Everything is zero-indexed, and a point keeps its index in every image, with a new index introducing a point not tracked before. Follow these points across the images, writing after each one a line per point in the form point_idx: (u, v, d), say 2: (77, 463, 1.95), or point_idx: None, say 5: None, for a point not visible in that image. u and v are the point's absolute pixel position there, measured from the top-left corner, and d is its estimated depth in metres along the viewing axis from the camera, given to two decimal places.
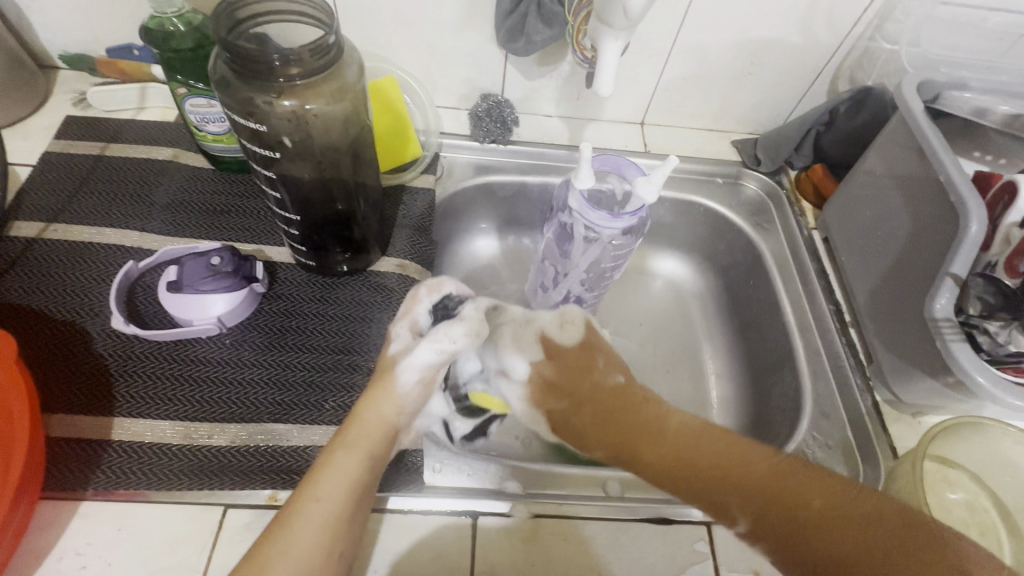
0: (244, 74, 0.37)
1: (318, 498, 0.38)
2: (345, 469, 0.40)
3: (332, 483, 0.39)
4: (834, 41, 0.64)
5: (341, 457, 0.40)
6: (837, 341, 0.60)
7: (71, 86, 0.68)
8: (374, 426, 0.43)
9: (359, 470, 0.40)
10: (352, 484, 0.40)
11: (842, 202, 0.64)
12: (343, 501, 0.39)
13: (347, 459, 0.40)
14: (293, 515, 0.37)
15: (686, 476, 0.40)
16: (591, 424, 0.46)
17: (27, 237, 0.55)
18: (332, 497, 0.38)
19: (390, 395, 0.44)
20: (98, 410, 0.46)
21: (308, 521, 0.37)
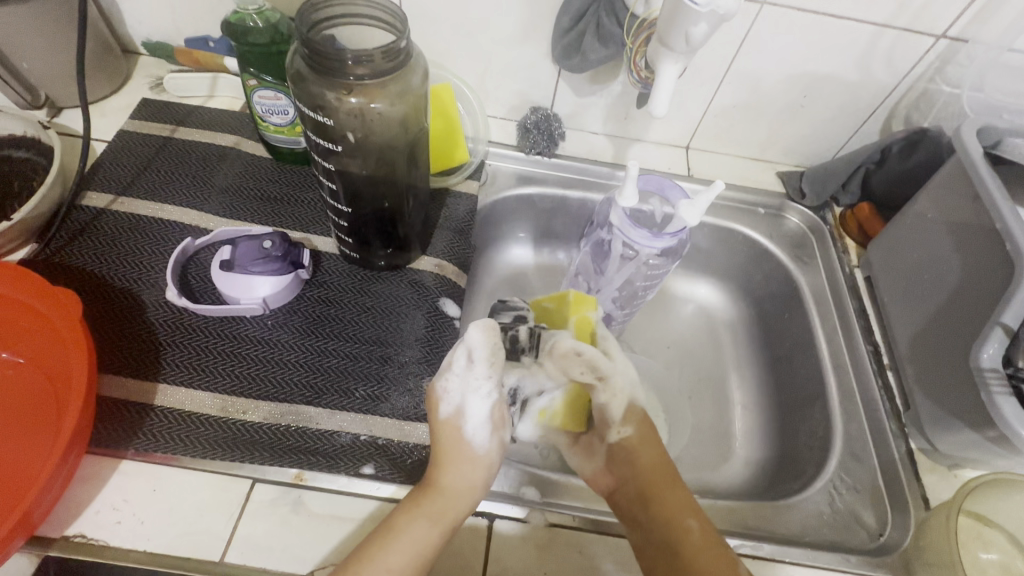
0: (317, 70, 0.39)
1: (388, 570, 0.40)
2: (419, 537, 0.41)
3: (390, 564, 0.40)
4: (891, 81, 0.64)
5: (410, 528, 0.42)
6: (873, 382, 0.59)
7: (149, 71, 0.72)
8: (434, 511, 0.43)
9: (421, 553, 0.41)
10: (419, 560, 0.41)
11: (887, 242, 0.63)
12: (410, 570, 0.40)
13: (421, 528, 0.42)
14: (360, 569, 0.39)
15: (674, 549, 0.44)
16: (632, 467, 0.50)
17: (97, 207, 0.58)
18: (400, 565, 0.40)
19: (468, 464, 0.46)
20: (146, 375, 0.49)
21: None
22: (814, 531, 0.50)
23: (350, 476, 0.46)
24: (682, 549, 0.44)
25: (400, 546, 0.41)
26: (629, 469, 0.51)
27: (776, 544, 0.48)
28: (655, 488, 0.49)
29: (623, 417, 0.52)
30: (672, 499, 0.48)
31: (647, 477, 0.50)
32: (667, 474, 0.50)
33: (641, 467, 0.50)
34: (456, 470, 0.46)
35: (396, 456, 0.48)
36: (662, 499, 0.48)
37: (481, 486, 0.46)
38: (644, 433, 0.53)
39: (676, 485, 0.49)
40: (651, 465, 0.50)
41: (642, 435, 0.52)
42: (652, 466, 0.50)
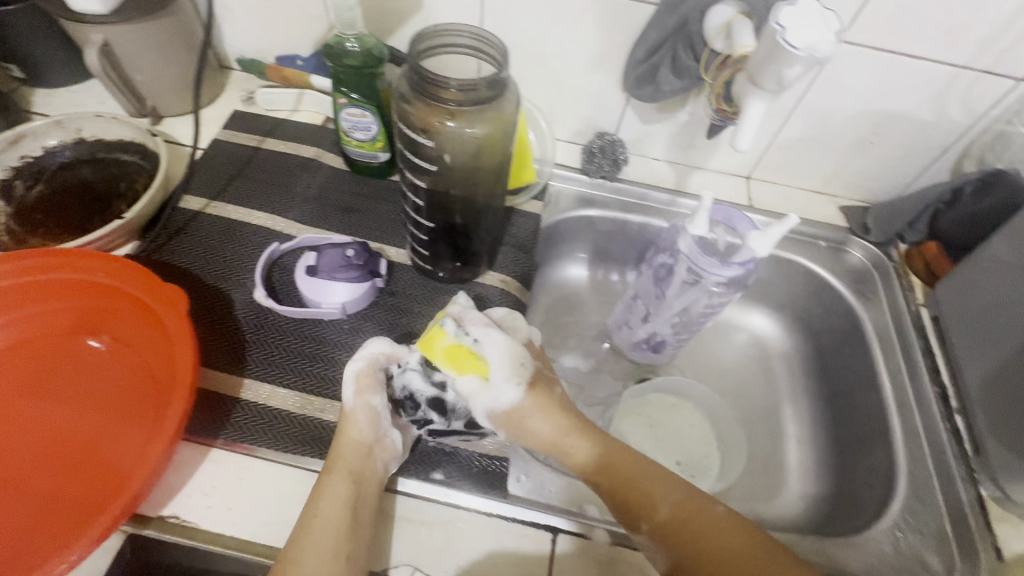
0: (424, 96, 0.42)
1: (316, 528, 0.42)
2: (334, 495, 0.44)
3: (308, 552, 0.41)
4: (966, 121, 0.63)
5: (319, 506, 0.44)
6: (940, 425, 0.57)
7: (241, 86, 0.77)
8: (329, 497, 0.44)
9: (331, 534, 0.42)
10: (339, 512, 0.43)
11: (956, 283, 0.62)
12: (340, 518, 0.43)
13: (336, 485, 0.44)
14: (296, 542, 0.42)
15: (653, 523, 0.46)
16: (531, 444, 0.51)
17: (193, 209, 0.63)
18: (326, 521, 0.42)
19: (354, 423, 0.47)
20: (233, 370, 0.52)
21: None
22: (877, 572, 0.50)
23: (422, 480, 0.49)
24: (657, 521, 0.46)
25: (316, 523, 0.43)
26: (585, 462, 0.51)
27: None
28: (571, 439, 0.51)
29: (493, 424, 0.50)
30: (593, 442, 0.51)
31: (604, 466, 0.50)
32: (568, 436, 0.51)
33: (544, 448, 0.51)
34: (340, 439, 0.47)
35: (464, 464, 0.50)
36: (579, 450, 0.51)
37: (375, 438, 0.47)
38: (531, 423, 0.50)
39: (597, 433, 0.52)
40: (544, 438, 0.51)
41: (523, 425, 0.50)
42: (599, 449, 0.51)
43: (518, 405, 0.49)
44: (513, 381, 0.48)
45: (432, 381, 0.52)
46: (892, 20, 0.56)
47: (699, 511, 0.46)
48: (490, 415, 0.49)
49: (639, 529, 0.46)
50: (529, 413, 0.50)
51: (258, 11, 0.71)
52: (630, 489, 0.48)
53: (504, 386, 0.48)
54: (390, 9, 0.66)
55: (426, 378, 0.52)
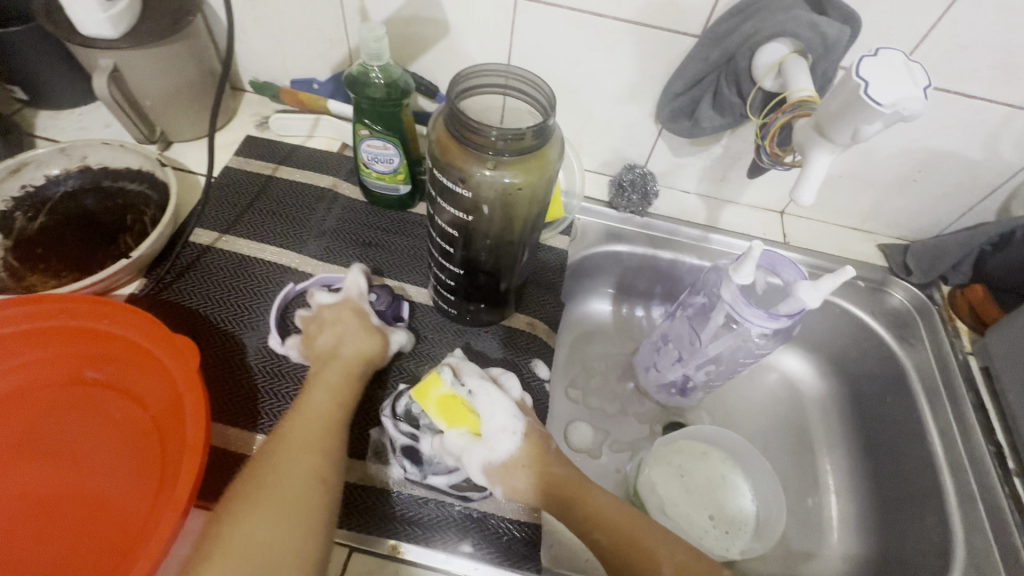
0: (463, 145, 0.39)
1: (300, 426, 0.43)
2: (317, 399, 0.45)
3: (296, 446, 0.41)
4: (1019, 162, 0.60)
5: (308, 405, 0.45)
6: (998, 488, 0.54)
7: (253, 109, 0.74)
8: (323, 393, 0.46)
9: (317, 434, 0.43)
10: (324, 414, 0.44)
11: (1011, 333, 0.58)
12: (323, 420, 0.44)
13: (320, 391, 0.46)
14: (278, 440, 0.42)
15: None
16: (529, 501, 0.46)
17: (203, 244, 0.60)
18: (311, 422, 0.43)
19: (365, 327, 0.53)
20: (246, 425, 0.49)
21: (278, 484, 0.39)
22: None
23: (448, 552, 0.45)
24: None
25: (305, 421, 0.43)
26: (592, 531, 0.44)
27: None
28: (577, 495, 0.45)
29: (488, 479, 0.46)
30: (598, 499, 0.45)
31: (615, 535, 0.43)
32: (569, 487, 0.46)
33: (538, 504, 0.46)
34: (356, 342, 0.51)
35: (494, 533, 0.46)
36: (580, 509, 0.45)
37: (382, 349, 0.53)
38: (525, 477, 0.46)
39: (594, 486, 0.46)
40: (546, 496, 0.45)
41: (518, 477, 0.46)
42: (606, 513, 0.44)
43: (511, 457, 0.46)
44: (510, 427, 0.47)
45: (401, 429, 0.49)
46: (950, 58, 0.52)
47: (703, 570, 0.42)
48: (489, 468, 0.46)
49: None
50: (524, 464, 0.46)
51: (273, 34, 0.68)
52: (631, 546, 0.42)
53: (501, 428, 0.47)
54: (414, 35, 0.63)
55: (395, 425, 0.49)
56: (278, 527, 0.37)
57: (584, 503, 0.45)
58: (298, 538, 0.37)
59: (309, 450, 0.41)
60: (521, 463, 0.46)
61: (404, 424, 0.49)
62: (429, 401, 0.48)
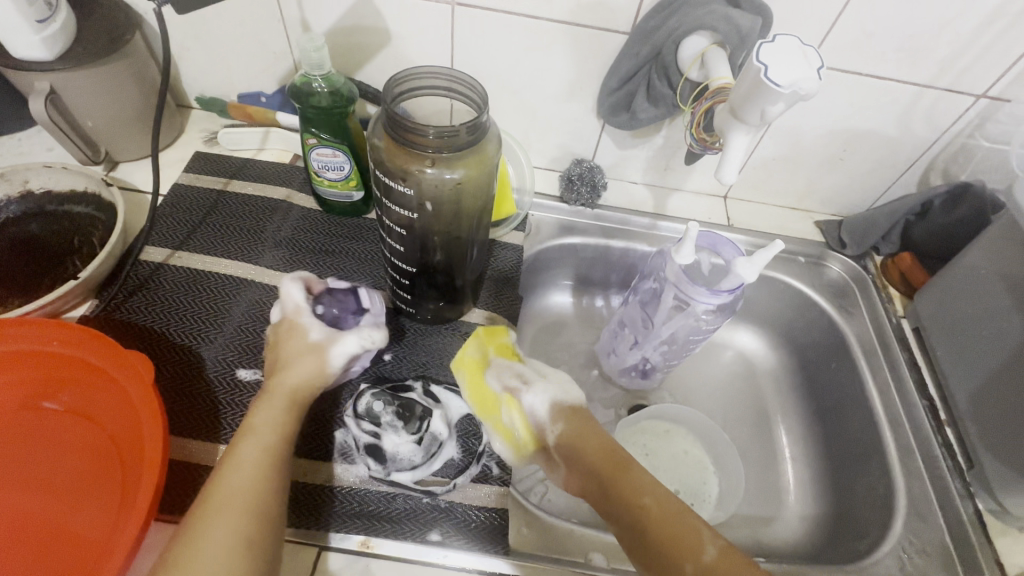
0: (402, 144, 0.41)
1: (242, 458, 0.41)
2: (258, 428, 0.43)
3: (238, 466, 0.40)
4: (930, 137, 0.65)
5: (238, 456, 0.41)
6: (932, 437, 0.58)
7: (201, 125, 0.74)
8: (264, 414, 0.44)
9: (259, 453, 0.41)
10: (267, 444, 0.42)
11: (933, 295, 0.63)
12: (264, 450, 0.42)
13: (262, 419, 0.44)
14: (218, 476, 0.40)
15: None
16: (583, 456, 0.49)
17: (155, 261, 0.59)
18: (253, 453, 0.41)
19: (315, 354, 0.48)
20: (208, 437, 0.49)
21: (220, 506, 0.38)
22: None
23: (417, 543, 0.46)
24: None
25: (238, 459, 0.41)
26: (624, 513, 0.45)
27: None
28: (619, 471, 0.47)
29: (550, 414, 0.53)
30: (638, 475, 0.47)
31: (653, 521, 0.43)
32: (620, 458, 0.48)
33: (589, 458, 0.49)
34: (292, 364, 0.47)
35: (461, 520, 0.47)
36: (620, 488, 0.46)
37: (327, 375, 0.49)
38: (582, 423, 0.52)
39: (635, 466, 0.48)
40: (595, 452, 0.49)
41: (578, 428, 0.51)
42: (646, 497, 0.45)
43: (577, 403, 0.54)
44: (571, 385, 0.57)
45: (364, 427, 0.50)
46: (858, 43, 0.57)
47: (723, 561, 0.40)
48: (549, 402, 0.53)
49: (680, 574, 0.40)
50: (584, 413, 0.53)
51: (214, 49, 0.68)
52: (670, 524, 0.42)
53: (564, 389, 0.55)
54: (357, 44, 0.64)
55: (357, 425, 0.50)
56: (218, 548, 0.36)
57: (628, 477, 0.46)
58: (239, 558, 0.36)
59: (249, 487, 0.39)
60: (579, 405, 0.54)
61: (364, 423, 0.50)
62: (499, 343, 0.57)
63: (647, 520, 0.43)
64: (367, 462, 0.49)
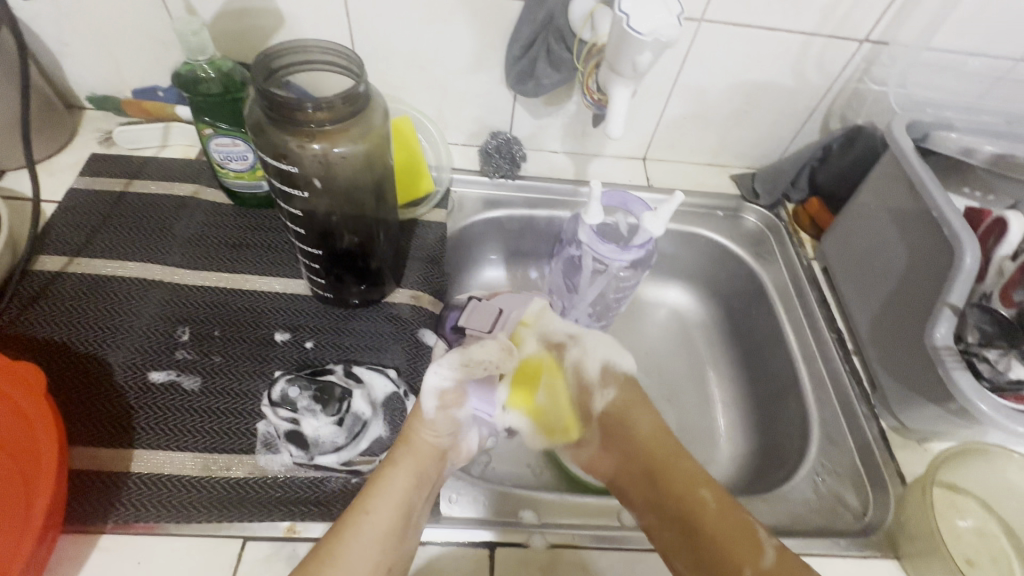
0: (278, 121, 0.40)
1: (374, 514, 0.43)
2: (395, 486, 0.45)
3: (388, 495, 0.44)
4: (825, 84, 0.68)
5: (374, 511, 0.43)
6: (841, 368, 0.61)
7: (96, 126, 0.70)
8: (425, 448, 0.48)
9: (408, 487, 0.45)
10: (401, 507, 0.44)
11: (837, 234, 0.66)
12: (394, 513, 0.43)
13: (396, 475, 0.45)
14: (351, 525, 0.42)
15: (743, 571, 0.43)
16: (626, 451, 0.54)
17: (52, 270, 0.57)
18: (386, 510, 0.43)
19: (429, 423, 0.48)
20: (117, 443, 0.47)
21: (368, 529, 0.42)
22: (804, 518, 0.52)
23: None
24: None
25: (376, 517, 0.43)
26: (672, 506, 0.48)
27: None
28: (660, 462, 0.52)
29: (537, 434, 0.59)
30: (683, 468, 0.51)
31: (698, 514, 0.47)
32: (664, 451, 0.52)
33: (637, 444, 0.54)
34: (429, 423, 0.48)
35: None
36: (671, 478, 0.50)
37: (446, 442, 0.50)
38: (631, 395, 0.57)
39: (682, 457, 0.52)
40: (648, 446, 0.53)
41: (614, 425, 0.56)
42: (691, 492, 0.49)
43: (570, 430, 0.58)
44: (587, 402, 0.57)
45: (281, 415, 0.50)
46: None
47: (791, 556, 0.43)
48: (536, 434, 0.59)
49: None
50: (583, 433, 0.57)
51: (98, 42, 0.64)
52: (718, 535, 0.45)
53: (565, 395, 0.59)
54: (250, 27, 0.62)
55: (274, 413, 0.50)
56: None
57: (671, 472, 0.51)
58: None
59: (378, 548, 0.41)
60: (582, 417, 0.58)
61: (282, 411, 0.50)
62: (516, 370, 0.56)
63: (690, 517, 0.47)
64: (291, 448, 0.48)
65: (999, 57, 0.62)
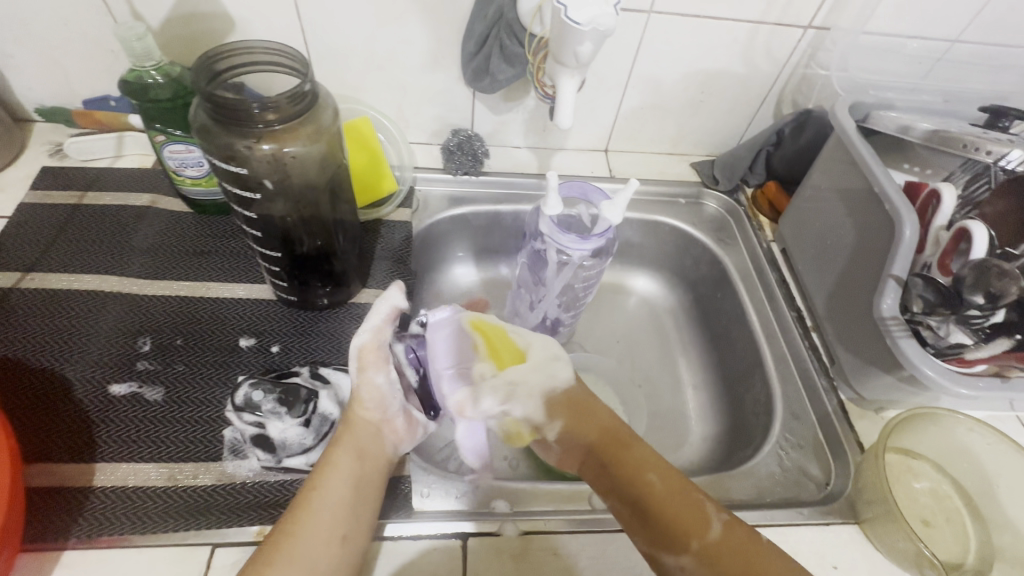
0: (224, 122, 0.40)
1: (322, 497, 0.42)
2: (343, 469, 0.44)
3: (335, 478, 0.43)
4: (774, 70, 0.70)
5: (323, 492, 0.42)
6: (801, 345, 0.63)
7: (47, 138, 0.69)
8: (363, 425, 0.47)
9: (354, 466, 0.44)
10: (349, 488, 0.43)
11: (793, 216, 0.68)
12: (342, 495, 0.42)
13: (343, 460, 0.44)
14: (301, 510, 0.41)
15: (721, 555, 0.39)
16: (580, 437, 0.49)
17: (5, 287, 0.55)
18: (336, 492, 0.42)
19: (361, 398, 0.48)
20: (78, 457, 0.46)
21: (317, 509, 0.41)
22: (769, 491, 0.54)
23: None
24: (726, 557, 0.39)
25: (323, 499, 0.42)
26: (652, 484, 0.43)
27: (735, 511, 0.50)
28: (621, 445, 0.47)
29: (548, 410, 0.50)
30: (638, 454, 0.46)
31: (665, 490, 0.43)
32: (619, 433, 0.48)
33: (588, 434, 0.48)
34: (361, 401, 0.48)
35: None
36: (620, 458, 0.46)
37: (382, 420, 0.48)
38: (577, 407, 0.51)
39: (636, 440, 0.47)
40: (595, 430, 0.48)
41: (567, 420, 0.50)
42: (649, 456, 0.46)
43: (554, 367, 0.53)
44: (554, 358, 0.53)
45: (247, 420, 0.49)
46: None
47: (743, 531, 0.41)
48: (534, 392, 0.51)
49: (682, 552, 0.40)
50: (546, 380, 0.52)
51: (42, 52, 0.63)
52: (667, 517, 0.41)
53: (548, 372, 0.51)
54: (200, 32, 0.61)
55: (239, 418, 0.49)
56: None
57: (625, 457, 0.46)
58: None
59: (326, 535, 0.40)
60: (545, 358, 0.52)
61: (247, 415, 0.49)
62: (480, 341, 0.51)
63: (653, 501, 0.42)
64: (258, 452, 0.48)
65: (935, 39, 0.65)
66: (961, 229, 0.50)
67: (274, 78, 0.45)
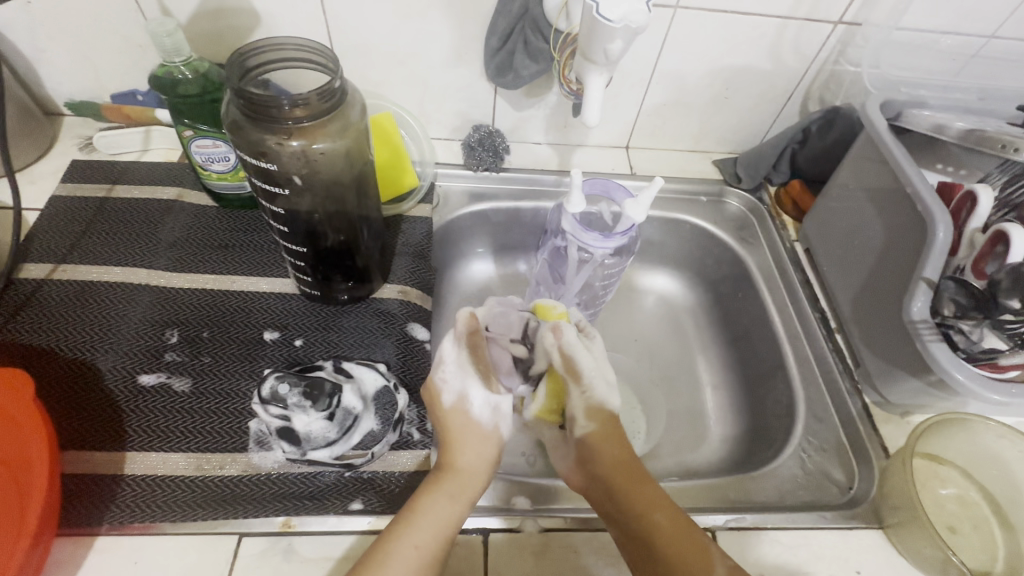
0: (254, 119, 0.41)
1: (411, 544, 0.40)
2: (441, 513, 0.42)
3: (431, 522, 0.42)
4: (801, 67, 0.68)
5: (414, 537, 0.40)
6: (825, 347, 0.62)
7: (76, 132, 0.70)
8: (468, 470, 0.46)
9: (455, 514, 0.43)
10: (442, 535, 0.41)
11: (818, 215, 0.67)
12: (434, 542, 0.41)
13: (442, 505, 0.43)
14: (384, 554, 0.39)
15: None
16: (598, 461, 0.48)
17: (37, 278, 0.57)
18: (425, 541, 0.41)
19: (475, 441, 0.48)
20: (109, 446, 0.47)
21: (403, 557, 0.39)
22: (791, 494, 0.53)
23: (339, 515, 0.46)
24: None
25: (414, 546, 0.40)
26: (660, 524, 0.43)
27: (757, 513, 0.50)
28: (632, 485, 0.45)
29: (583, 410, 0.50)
30: (655, 495, 0.45)
31: (671, 532, 0.43)
32: (634, 470, 0.47)
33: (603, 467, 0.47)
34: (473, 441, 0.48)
35: (384, 488, 0.48)
36: (631, 495, 0.45)
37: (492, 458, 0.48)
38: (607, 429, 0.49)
39: (651, 481, 0.46)
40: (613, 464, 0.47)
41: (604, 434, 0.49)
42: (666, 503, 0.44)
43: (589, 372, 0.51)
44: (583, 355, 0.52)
45: (273, 412, 0.50)
46: None
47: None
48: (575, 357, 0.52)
49: None
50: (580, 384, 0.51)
51: (72, 48, 0.64)
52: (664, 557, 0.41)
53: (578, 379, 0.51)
54: (226, 28, 0.62)
55: (266, 411, 0.50)
56: None
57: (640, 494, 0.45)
58: None
59: None
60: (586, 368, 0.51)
61: (274, 407, 0.50)
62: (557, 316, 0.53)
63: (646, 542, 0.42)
64: (284, 444, 0.49)
65: (970, 35, 0.63)
66: (998, 232, 0.48)
67: (302, 74, 0.45)
